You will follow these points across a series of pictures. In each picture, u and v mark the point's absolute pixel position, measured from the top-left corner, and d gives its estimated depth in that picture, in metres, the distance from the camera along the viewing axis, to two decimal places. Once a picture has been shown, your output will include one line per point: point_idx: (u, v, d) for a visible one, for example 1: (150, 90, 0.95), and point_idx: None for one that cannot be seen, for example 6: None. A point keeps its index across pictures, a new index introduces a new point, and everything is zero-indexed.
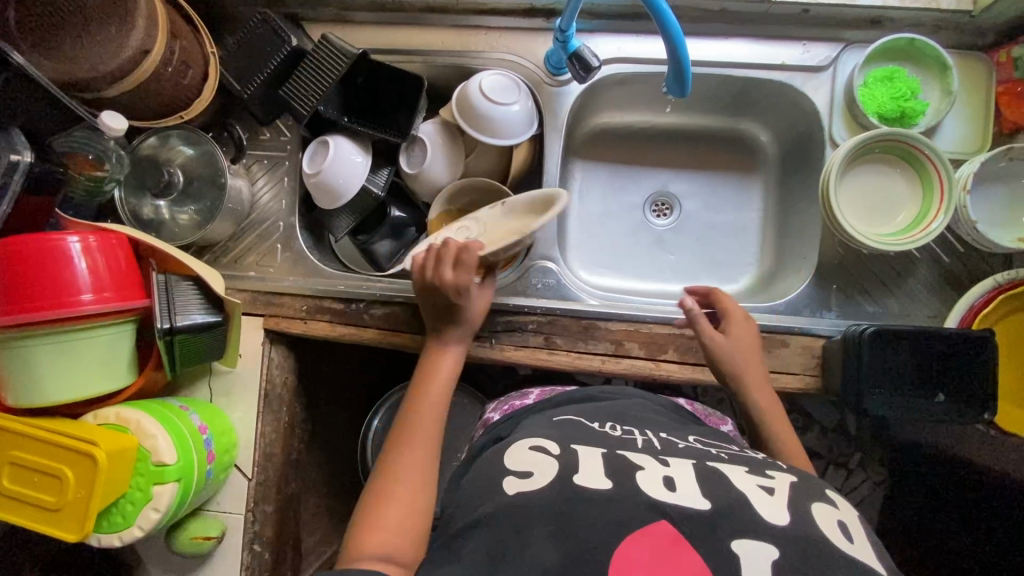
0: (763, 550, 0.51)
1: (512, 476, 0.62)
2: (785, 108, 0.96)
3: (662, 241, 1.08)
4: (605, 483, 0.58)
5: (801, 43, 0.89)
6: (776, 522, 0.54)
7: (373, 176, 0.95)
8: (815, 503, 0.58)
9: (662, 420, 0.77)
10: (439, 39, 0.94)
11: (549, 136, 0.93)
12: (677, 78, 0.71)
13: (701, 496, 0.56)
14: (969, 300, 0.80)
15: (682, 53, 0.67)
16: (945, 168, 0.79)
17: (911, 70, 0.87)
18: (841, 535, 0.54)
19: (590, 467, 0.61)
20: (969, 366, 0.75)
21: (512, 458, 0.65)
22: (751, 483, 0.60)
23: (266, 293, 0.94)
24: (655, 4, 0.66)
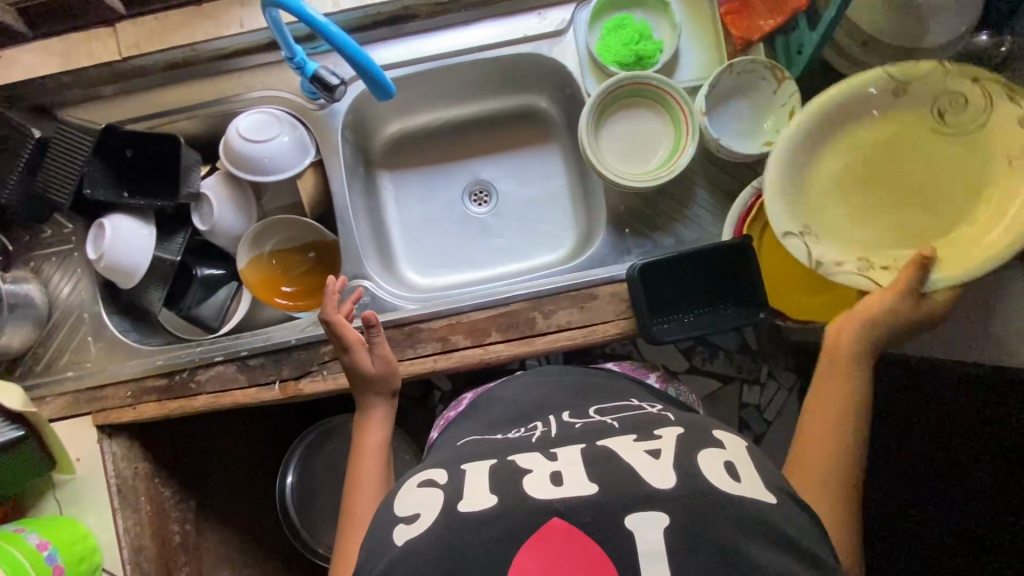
0: (654, 520, 0.49)
1: (399, 525, 0.55)
2: (549, 75, 0.99)
3: (487, 227, 1.11)
4: (490, 500, 0.53)
5: (535, 13, 0.92)
6: (664, 486, 0.51)
7: (165, 244, 0.93)
8: (702, 449, 0.56)
9: (565, 394, 0.77)
10: (193, 93, 0.93)
11: (328, 158, 0.93)
12: (375, 82, 0.75)
13: (589, 481, 0.52)
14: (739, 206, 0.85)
15: (362, 60, 0.72)
16: (683, 98, 0.85)
17: (639, 14, 0.92)
18: (728, 477, 0.53)
19: (475, 487, 0.55)
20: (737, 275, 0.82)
21: (400, 502, 0.59)
22: (637, 451, 0.56)
23: (88, 389, 0.92)
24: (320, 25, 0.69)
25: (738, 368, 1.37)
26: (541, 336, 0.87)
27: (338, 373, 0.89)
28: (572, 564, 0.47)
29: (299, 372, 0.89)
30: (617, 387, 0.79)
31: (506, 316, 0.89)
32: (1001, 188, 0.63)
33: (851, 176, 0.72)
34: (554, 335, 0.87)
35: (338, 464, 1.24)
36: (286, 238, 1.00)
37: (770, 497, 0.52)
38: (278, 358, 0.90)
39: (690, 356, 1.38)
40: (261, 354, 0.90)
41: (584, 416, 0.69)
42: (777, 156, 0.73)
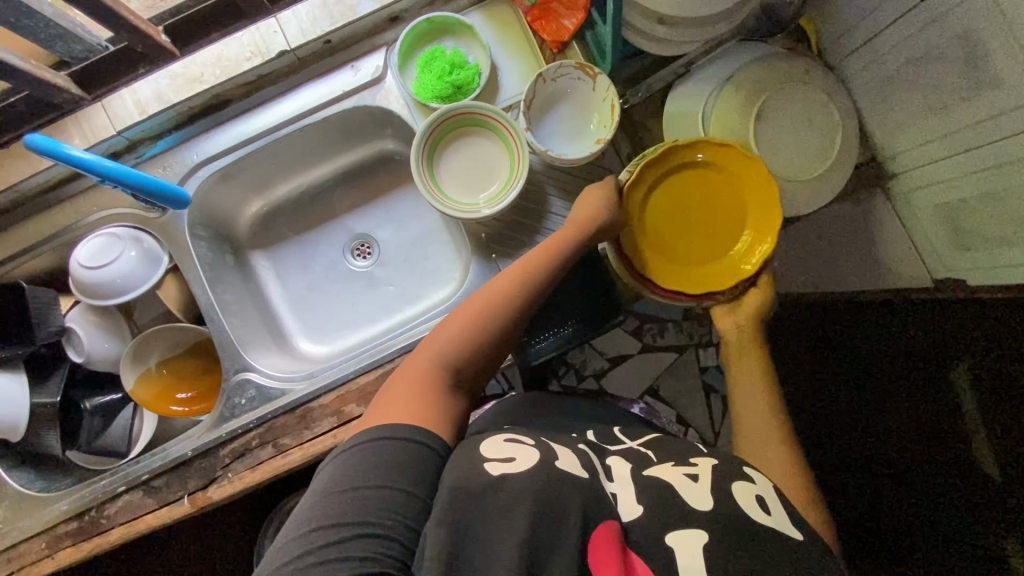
0: (694, 538, 0.50)
1: (490, 460, 0.52)
2: (383, 121, 0.98)
3: (374, 279, 1.10)
4: (582, 471, 0.54)
5: (347, 67, 0.91)
6: (703, 507, 0.53)
7: (41, 387, 0.92)
8: (736, 480, 0.58)
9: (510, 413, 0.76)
10: (31, 231, 0.92)
11: (182, 261, 0.92)
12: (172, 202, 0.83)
13: (635, 502, 0.54)
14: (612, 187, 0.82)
15: (132, 178, 0.77)
16: (506, 118, 0.85)
17: (449, 43, 0.91)
18: (760, 509, 0.55)
19: (565, 454, 0.55)
20: None
21: (485, 442, 0.55)
22: (677, 474, 0.58)
23: (3, 551, 0.90)
24: (75, 160, 0.72)
25: (689, 335, 1.33)
26: None
27: (243, 472, 0.88)
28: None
29: (205, 481, 0.88)
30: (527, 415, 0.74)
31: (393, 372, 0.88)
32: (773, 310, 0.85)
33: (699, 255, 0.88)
34: None
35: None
36: (168, 344, 0.97)
37: (709, 505, 0.53)
38: (182, 472, 0.89)
39: (641, 335, 1.34)
40: (163, 472, 0.89)
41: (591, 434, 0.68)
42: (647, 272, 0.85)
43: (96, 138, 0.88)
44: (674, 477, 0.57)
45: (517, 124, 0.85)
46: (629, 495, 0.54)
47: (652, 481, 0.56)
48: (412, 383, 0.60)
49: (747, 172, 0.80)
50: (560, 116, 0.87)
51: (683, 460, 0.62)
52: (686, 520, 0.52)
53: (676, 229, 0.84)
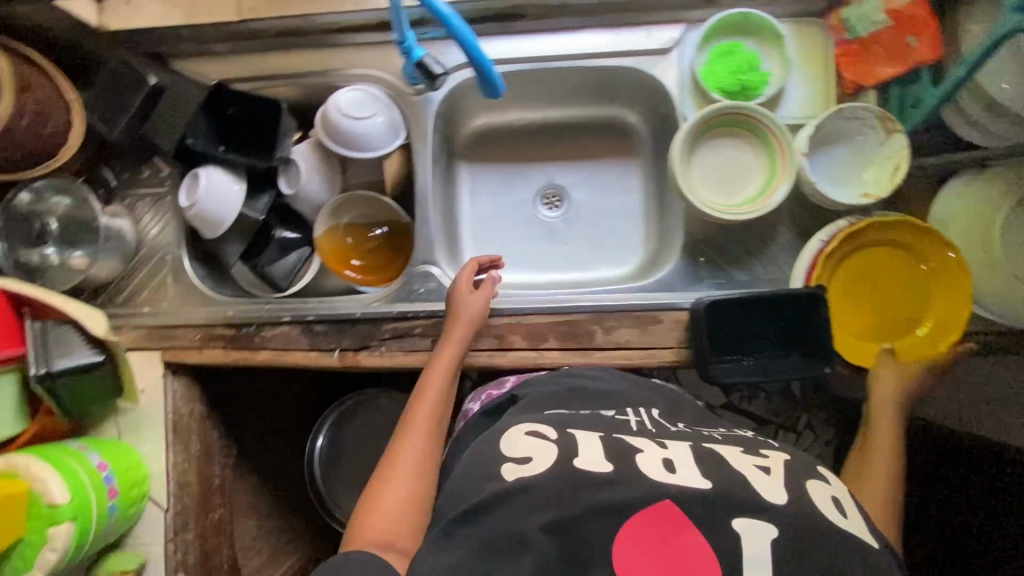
0: (761, 529, 0.52)
1: (508, 462, 0.60)
2: (644, 92, 0.98)
3: (554, 232, 1.11)
4: (606, 467, 0.58)
5: (644, 28, 0.91)
6: (777, 501, 0.54)
7: (251, 201, 0.97)
8: (808, 478, 0.59)
9: (584, 391, 0.79)
10: (299, 62, 0.96)
11: (417, 143, 0.96)
12: (486, 77, 0.78)
13: (702, 476, 0.56)
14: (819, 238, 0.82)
15: (480, 57, 0.72)
16: (783, 134, 0.83)
17: (750, 43, 0.89)
18: (834, 508, 0.56)
19: (590, 449, 0.61)
20: (804, 323, 0.77)
21: (508, 441, 0.64)
22: (748, 463, 0.60)
23: (159, 327, 0.96)
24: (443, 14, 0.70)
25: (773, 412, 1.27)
26: (597, 350, 0.89)
27: (395, 352, 0.92)
28: (682, 553, 0.51)
29: (359, 344, 0.92)
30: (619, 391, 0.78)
31: (565, 324, 0.90)
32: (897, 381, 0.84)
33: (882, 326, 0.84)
34: (610, 351, 0.89)
35: (358, 435, 1.26)
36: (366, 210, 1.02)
37: (784, 499, 0.54)
38: (341, 327, 0.93)
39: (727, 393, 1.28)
40: (326, 321, 0.93)
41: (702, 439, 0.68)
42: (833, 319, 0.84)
43: None
44: (744, 466, 0.59)
45: (785, 138, 0.82)
46: (691, 470, 0.57)
47: (710, 454, 0.61)
48: (402, 505, 0.67)
49: (955, 271, 0.80)
50: (833, 156, 0.85)
51: (753, 449, 0.64)
52: (754, 510, 0.53)
53: (854, 295, 0.84)
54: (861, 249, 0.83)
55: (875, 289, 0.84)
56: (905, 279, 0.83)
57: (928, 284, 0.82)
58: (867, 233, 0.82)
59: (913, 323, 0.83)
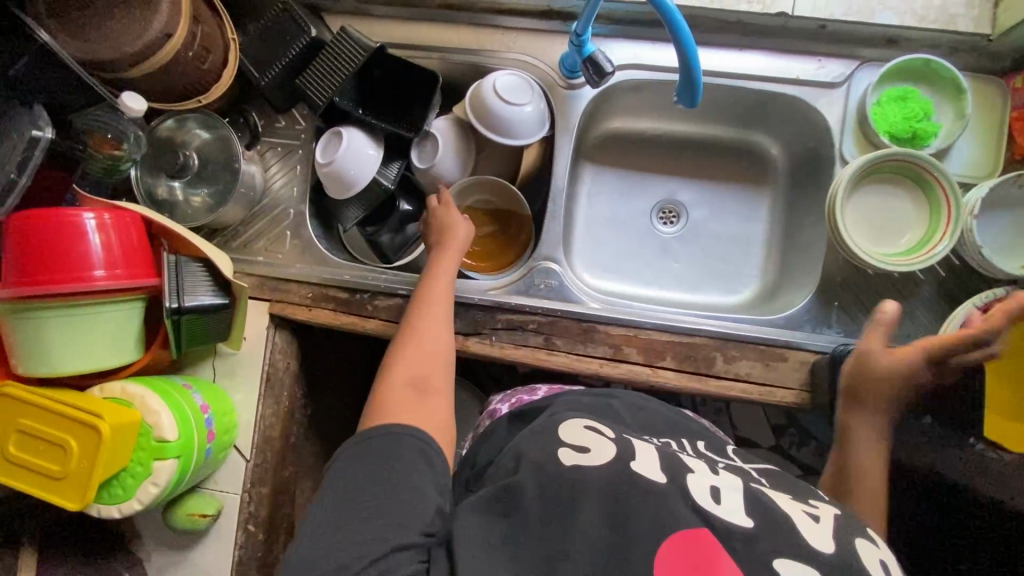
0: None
1: (567, 448, 0.60)
2: (797, 123, 0.95)
3: (667, 249, 1.08)
4: (660, 477, 0.56)
5: (815, 59, 0.88)
6: (822, 550, 0.51)
7: (384, 168, 0.96)
8: (859, 537, 0.53)
9: (629, 411, 0.76)
10: (455, 37, 0.95)
11: (560, 137, 0.94)
12: (687, 86, 0.68)
13: (746, 514, 0.53)
14: (970, 306, 0.79)
15: (694, 60, 0.65)
16: (954, 190, 0.80)
17: (925, 92, 0.86)
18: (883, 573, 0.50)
19: (646, 458, 0.59)
20: (949, 387, 0.75)
21: (567, 431, 0.63)
22: (796, 508, 0.56)
23: (273, 279, 0.96)
24: (669, 13, 0.64)
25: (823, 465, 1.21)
26: (715, 378, 0.86)
27: (505, 344, 0.90)
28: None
29: (470, 330, 0.91)
30: (663, 419, 0.75)
31: (686, 347, 0.87)
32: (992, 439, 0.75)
33: None
34: (728, 381, 0.86)
35: None
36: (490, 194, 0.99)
37: (831, 547, 0.51)
38: (455, 310, 0.91)
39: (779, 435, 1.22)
40: None
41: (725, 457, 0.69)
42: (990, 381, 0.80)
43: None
44: (792, 510, 0.55)
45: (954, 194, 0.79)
46: (736, 504, 0.54)
47: (759, 492, 0.56)
48: (409, 393, 0.67)
49: None
50: (1002, 223, 0.81)
51: (801, 497, 0.59)
52: (797, 553, 0.50)
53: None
54: None
55: None
56: None
57: None
58: None
59: None
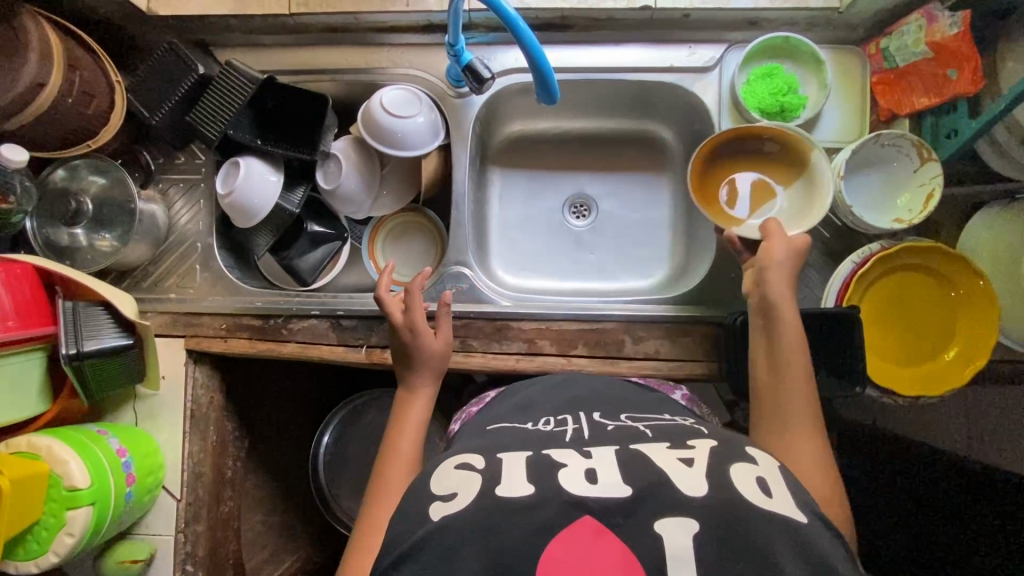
0: (682, 524, 0.51)
1: (435, 502, 0.58)
2: (681, 108, 0.99)
3: (581, 241, 1.11)
4: (529, 488, 0.55)
5: (686, 46, 0.93)
6: (696, 494, 0.53)
7: (287, 195, 0.96)
8: (735, 463, 0.58)
9: (519, 412, 0.74)
10: (343, 58, 0.97)
11: (456, 145, 0.97)
12: (542, 83, 0.74)
13: (623, 484, 0.55)
14: (847, 264, 0.83)
15: (542, 63, 0.71)
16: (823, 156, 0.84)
17: (789, 67, 0.91)
18: (758, 490, 0.55)
19: (513, 474, 0.58)
20: (834, 341, 0.78)
21: (435, 480, 0.61)
22: (671, 457, 0.58)
23: (186, 314, 0.96)
24: (511, 19, 0.69)
25: None
26: (626, 360, 0.89)
27: None
28: (600, 561, 0.50)
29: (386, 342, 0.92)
30: (571, 398, 0.75)
31: (596, 333, 0.90)
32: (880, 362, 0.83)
33: (901, 347, 0.84)
34: (638, 362, 0.88)
35: (367, 438, 1.24)
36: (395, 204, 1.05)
37: (703, 490, 0.53)
38: (371, 324, 0.93)
39: None
40: (355, 317, 0.93)
41: (616, 419, 0.69)
42: (871, 323, 0.84)
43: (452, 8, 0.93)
44: (665, 461, 0.57)
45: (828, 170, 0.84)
46: (613, 477, 0.56)
47: (636, 458, 0.58)
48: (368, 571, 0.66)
49: (984, 306, 0.80)
50: (868, 182, 0.87)
51: (680, 442, 0.62)
52: (675, 507, 0.52)
53: (886, 321, 0.84)
54: (890, 273, 0.83)
55: (903, 315, 0.84)
56: (929, 304, 0.84)
57: (960, 314, 0.82)
58: (904, 258, 0.83)
59: (941, 348, 0.82)
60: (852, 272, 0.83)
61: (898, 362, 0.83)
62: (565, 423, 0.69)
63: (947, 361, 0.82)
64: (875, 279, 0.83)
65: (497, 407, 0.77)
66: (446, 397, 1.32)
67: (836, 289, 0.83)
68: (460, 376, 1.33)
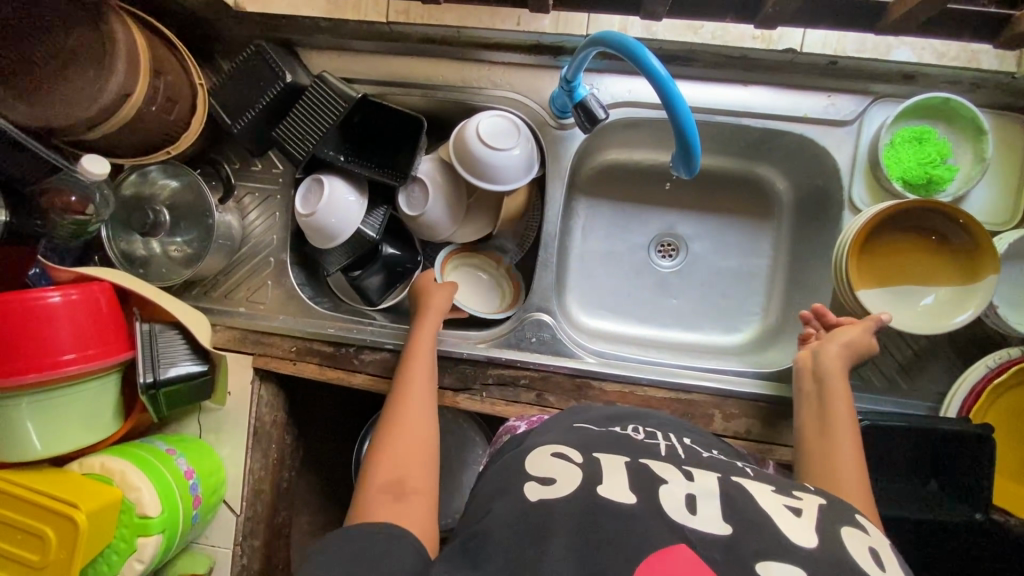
0: (789, 574, 0.46)
1: (531, 482, 0.56)
2: (803, 160, 0.89)
3: (665, 285, 1.03)
4: (632, 497, 0.53)
5: (825, 95, 0.82)
6: (805, 544, 0.49)
7: (368, 216, 0.92)
8: (843, 525, 0.52)
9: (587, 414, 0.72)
10: (439, 73, 0.89)
11: (551, 181, 0.89)
12: (686, 154, 0.64)
13: (722, 520, 0.51)
14: (982, 369, 0.75)
15: (688, 130, 0.62)
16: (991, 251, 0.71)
17: (942, 131, 0.80)
18: (873, 561, 0.48)
19: (615, 479, 0.56)
20: (959, 460, 0.71)
21: (530, 463, 0.60)
22: (776, 502, 0.54)
23: (255, 332, 0.92)
24: (663, 82, 0.62)
25: None
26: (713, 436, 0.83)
27: (496, 399, 0.87)
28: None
29: (459, 385, 0.88)
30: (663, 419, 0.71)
31: (683, 403, 0.84)
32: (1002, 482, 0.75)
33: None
34: (726, 440, 0.83)
35: None
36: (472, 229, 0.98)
37: (813, 543, 0.49)
38: (445, 365, 0.88)
39: None
40: None
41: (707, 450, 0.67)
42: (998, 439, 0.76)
43: (566, 30, 0.84)
44: (772, 504, 0.54)
45: (982, 297, 0.72)
46: (713, 509, 0.52)
47: (743, 495, 0.54)
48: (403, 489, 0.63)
49: None
50: (1016, 279, 0.77)
51: (786, 489, 0.57)
52: (780, 553, 0.47)
53: (1014, 435, 0.76)
54: None
55: None
56: None
57: None
58: None
59: None
60: (991, 377, 0.74)
61: (1022, 482, 0.75)
62: (656, 437, 0.66)
63: None
64: (1006, 391, 0.75)
65: (586, 411, 0.73)
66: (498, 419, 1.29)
67: (965, 394, 0.75)
68: None
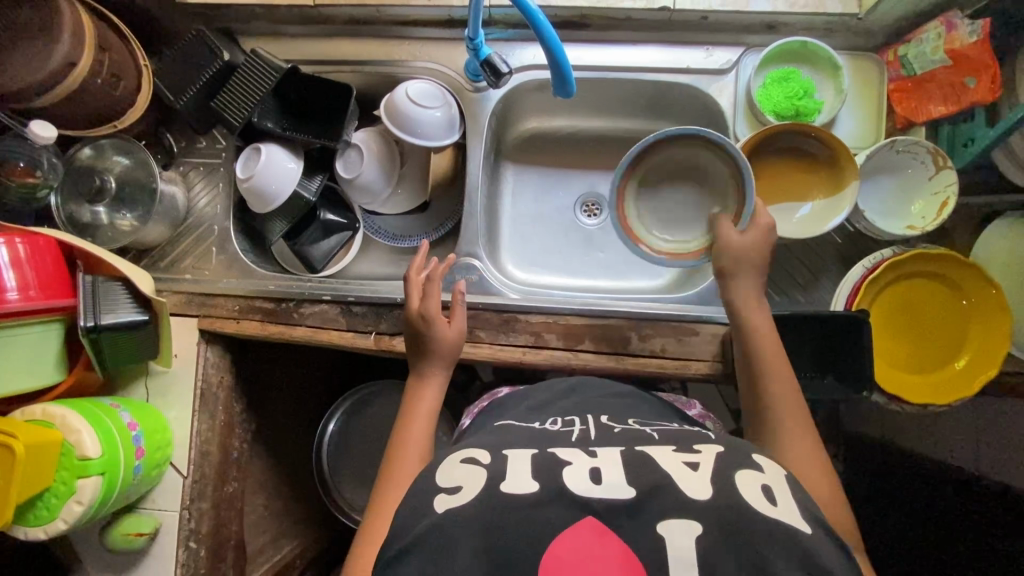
0: (685, 527, 0.48)
1: (440, 496, 0.54)
2: (697, 110, 1.00)
3: (591, 239, 1.11)
4: (533, 486, 0.52)
5: (703, 48, 0.94)
6: (700, 497, 0.50)
7: (305, 181, 0.98)
8: (739, 469, 0.54)
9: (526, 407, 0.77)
10: (364, 50, 0.99)
11: (472, 139, 0.98)
12: (560, 79, 0.75)
13: (626, 484, 0.51)
14: (856, 274, 0.83)
15: (560, 59, 0.72)
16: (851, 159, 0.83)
17: (806, 71, 0.91)
18: (763, 498, 0.51)
19: (518, 471, 0.55)
20: (843, 348, 0.78)
21: (442, 472, 0.58)
22: (676, 462, 0.55)
23: (201, 295, 0.97)
24: (530, 13, 0.70)
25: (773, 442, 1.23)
26: (632, 356, 0.89)
27: None
28: (600, 564, 0.47)
29: (395, 329, 0.93)
30: (590, 397, 0.77)
31: (602, 328, 0.90)
32: (889, 369, 0.82)
33: (909, 355, 0.83)
34: (644, 359, 0.89)
35: (374, 425, 1.26)
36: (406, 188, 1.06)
37: (707, 495, 0.50)
38: (381, 311, 0.94)
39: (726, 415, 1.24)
40: (366, 304, 0.95)
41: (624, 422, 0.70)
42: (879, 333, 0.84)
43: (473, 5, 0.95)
44: (670, 464, 0.54)
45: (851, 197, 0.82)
46: (617, 477, 0.52)
47: None
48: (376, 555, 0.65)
49: (990, 314, 0.80)
50: (881, 188, 0.87)
51: (686, 445, 0.58)
52: (680, 509, 0.49)
53: (894, 325, 0.84)
54: (900, 279, 0.83)
55: (909, 324, 0.84)
56: (936, 313, 0.83)
57: (967, 319, 0.82)
58: (913, 265, 0.82)
59: (949, 356, 0.82)
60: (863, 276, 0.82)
61: (908, 370, 0.83)
62: (572, 423, 0.69)
63: (957, 370, 0.81)
64: (881, 289, 0.83)
65: (510, 408, 0.78)
66: (454, 391, 1.33)
67: (845, 293, 0.83)
68: (470, 372, 1.33)
